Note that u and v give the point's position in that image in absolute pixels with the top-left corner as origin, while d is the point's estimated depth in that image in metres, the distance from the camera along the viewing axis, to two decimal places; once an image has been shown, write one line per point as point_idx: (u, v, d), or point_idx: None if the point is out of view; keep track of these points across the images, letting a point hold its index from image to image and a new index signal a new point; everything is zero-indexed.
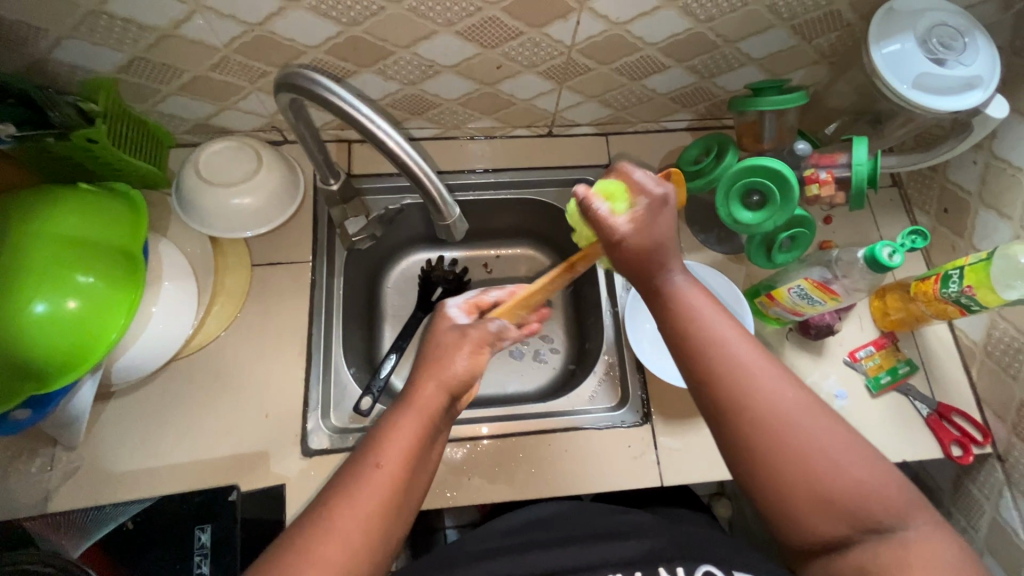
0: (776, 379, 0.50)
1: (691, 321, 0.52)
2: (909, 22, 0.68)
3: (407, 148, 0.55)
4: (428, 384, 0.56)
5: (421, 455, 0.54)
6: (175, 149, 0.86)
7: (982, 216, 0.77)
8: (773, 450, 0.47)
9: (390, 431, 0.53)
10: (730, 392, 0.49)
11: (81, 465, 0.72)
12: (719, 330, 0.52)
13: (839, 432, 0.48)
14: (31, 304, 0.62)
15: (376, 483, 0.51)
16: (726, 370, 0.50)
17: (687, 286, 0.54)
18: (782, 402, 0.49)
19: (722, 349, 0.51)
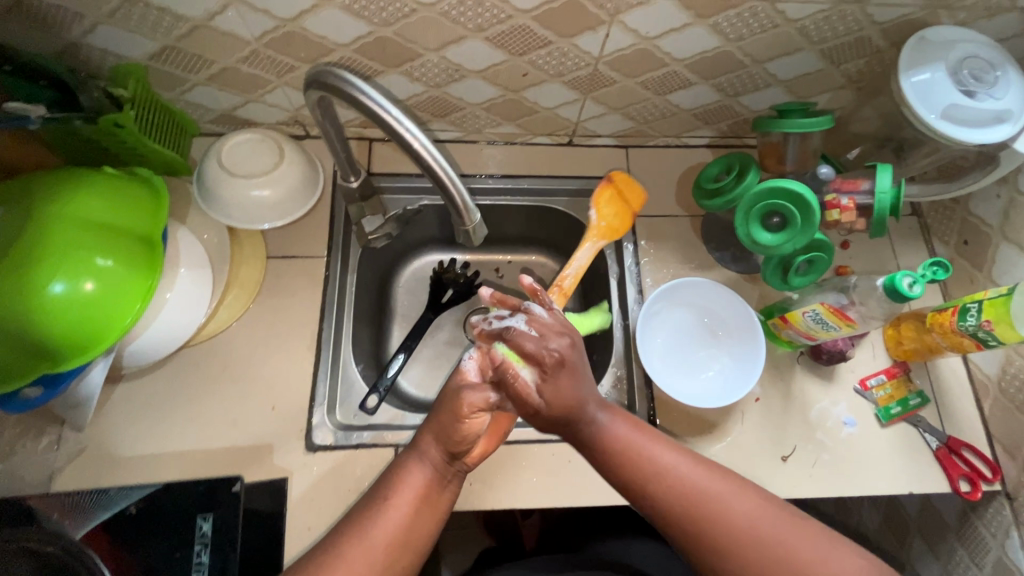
0: (726, 491, 0.57)
1: (637, 457, 0.59)
2: (943, 49, 0.67)
3: (432, 151, 0.55)
4: (428, 436, 0.60)
5: (428, 500, 0.59)
6: (199, 138, 0.87)
7: (1004, 250, 0.77)
8: (734, 559, 0.54)
9: (400, 475, 0.59)
10: (689, 518, 0.56)
11: (87, 446, 0.73)
12: (664, 460, 0.58)
13: (788, 522, 0.56)
14: (49, 284, 0.63)
15: (385, 520, 0.56)
16: (679, 501, 0.56)
17: (613, 423, 0.60)
18: (734, 512, 0.56)
19: (667, 479, 0.57)
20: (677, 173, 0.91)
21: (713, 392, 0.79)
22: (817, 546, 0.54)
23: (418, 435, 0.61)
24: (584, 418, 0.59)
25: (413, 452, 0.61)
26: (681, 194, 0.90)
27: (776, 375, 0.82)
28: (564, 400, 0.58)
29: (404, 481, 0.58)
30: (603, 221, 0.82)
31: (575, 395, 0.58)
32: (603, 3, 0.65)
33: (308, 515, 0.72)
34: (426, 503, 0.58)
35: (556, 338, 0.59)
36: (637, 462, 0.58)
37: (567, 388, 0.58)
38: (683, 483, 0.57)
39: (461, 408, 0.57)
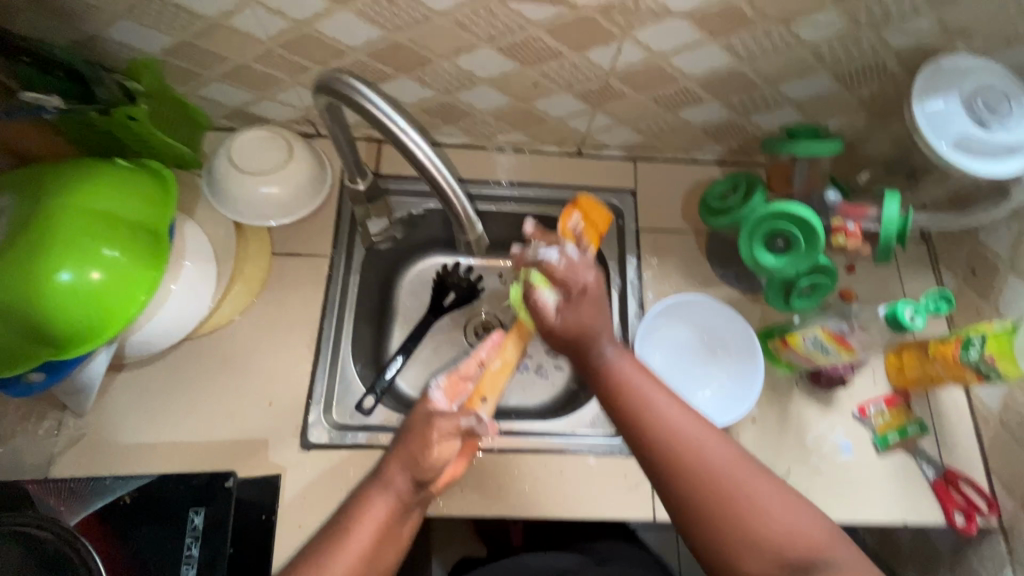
0: (708, 436, 0.57)
1: (627, 390, 0.60)
2: (957, 79, 0.66)
3: (435, 161, 0.56)
4: (395, 469, 0.61)
5: (392, 527, 0.61)
6: (211, 132, 0.88)
7: (1011, 283, 0.76)
8: (702, 497, 0.55)
9: (363, 506, 0.60)
10: (667, 450, 0.56)
11: (86, 433, 0.74)
12: (653, 395, 0.59)
13: (761, 481, 0.55)
14: (56, 272, 0.64)
15: (348, 551, 0.57)
16: (663, 438, 0.57)
17: (616, 357, 0.62)
18: (709, 454, 0.56)
19: (659, 413, 0.58)
20: (684, 188, 0.90)
21: (708, 411, 0.79)
22: (783, 506, 0.54)
23: (383, 464, 0.62)
24: (593, 346, 0.62)
25: (377, 478, 0.62)
26: (688, 210, 0.89)
27: (774, 397, 0.82)
28: (580, 323, 0.63)
29: (366, 512, 0.60)
30: (573, 238, 0.75)
31: (595, 320, 0.63)
32: (616, 18, 0.65)
33: (298, 513, 0.73)
34: (389, 530, 0.60)
35: (584, 271, 0.65)
36: (632, 394, 0.59)
37: (587, 312, 0.63)
38: (670, 424, 0.57)
39: (431, 435, 0.62)
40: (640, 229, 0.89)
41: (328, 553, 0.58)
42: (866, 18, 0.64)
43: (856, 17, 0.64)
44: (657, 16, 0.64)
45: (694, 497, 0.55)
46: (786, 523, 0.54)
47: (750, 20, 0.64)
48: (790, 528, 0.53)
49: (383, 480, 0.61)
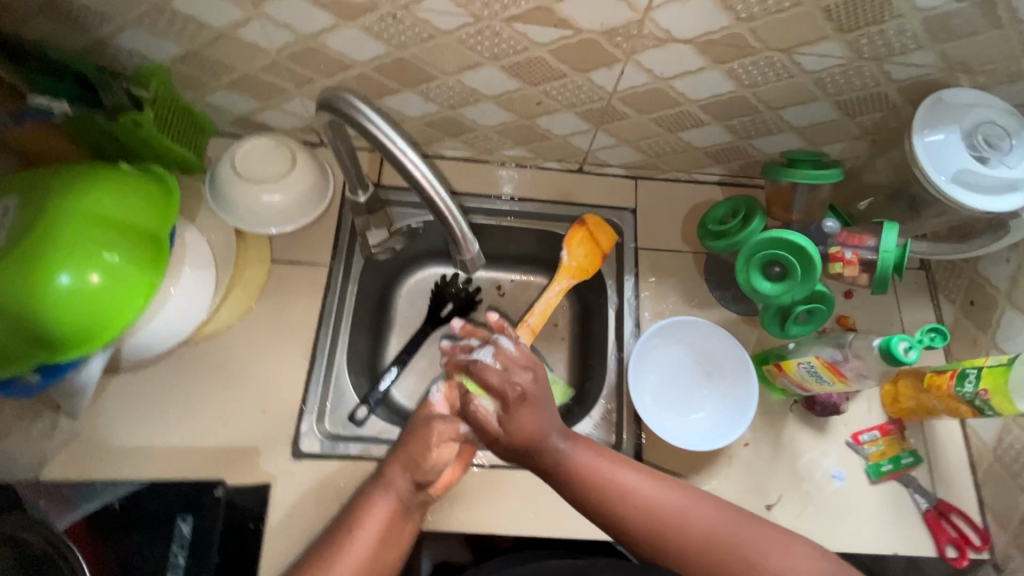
0: (683, 500, 0.62)
1: (597, 481, 0.62)
2: (959, 112, 0.66)
3: (433, 181, 0.56)
4: (396, 471, 0.64)
5: (391, 530, 0.62)
6: (215, 138, 0.89)
7: (1009, 316, 0.76)
8: (701, 558, 0.60)
9: (363, 507, 0.62)
10: (649, 529, 0.61)
11: (79, 434, 0.74)
12: (623, 481, 0.63)
13: (749, 526, 0.61)
14: (56, 275, 0.64)
15: (350, 549, 0.59)
16: (641, 516, 0.61)
17: (574, 451, 0.64)
18: (690, 520, 0.61)
19: (630, 498, 0.62)
20: (684, 209, 0.90)
21: (701, 434, 0.79)
22: (774, 549, 0.60)
23: (384, 468, 0.65)
24: (546, 447, 0.63)
25: (379, 483, 0.64)
26: (687, 230, 0.90)
27: (768, 422, 0.82)
28: (523, 435, 0.63)
29: (368, 515, 0.61)
30: (575, 261, 0.86)
31: (539, 426, 0.63)
32: (619, 42, 0.65)
33: (286, 522, 0.73)
34: (389, 533, 0.62)
35: (518, 373, 0.65)
36: (602, 484, 0.62)
37: (528, 421, 0.63)
38: (645, 497, 0.62)
39: (430, 435, 0.65)
40: (639, 248, 0.89)
41: (330, 556, 0.59)
42: (869, 49, 0.64)
43: (859, 48, 0.64)
44: (660, 41, 0.64)
45: (688, 558, 0.60)
46: (781, 561, 0.59)
47: (753, 49, 0.65)
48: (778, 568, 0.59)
49: (384, 483, 0.63)
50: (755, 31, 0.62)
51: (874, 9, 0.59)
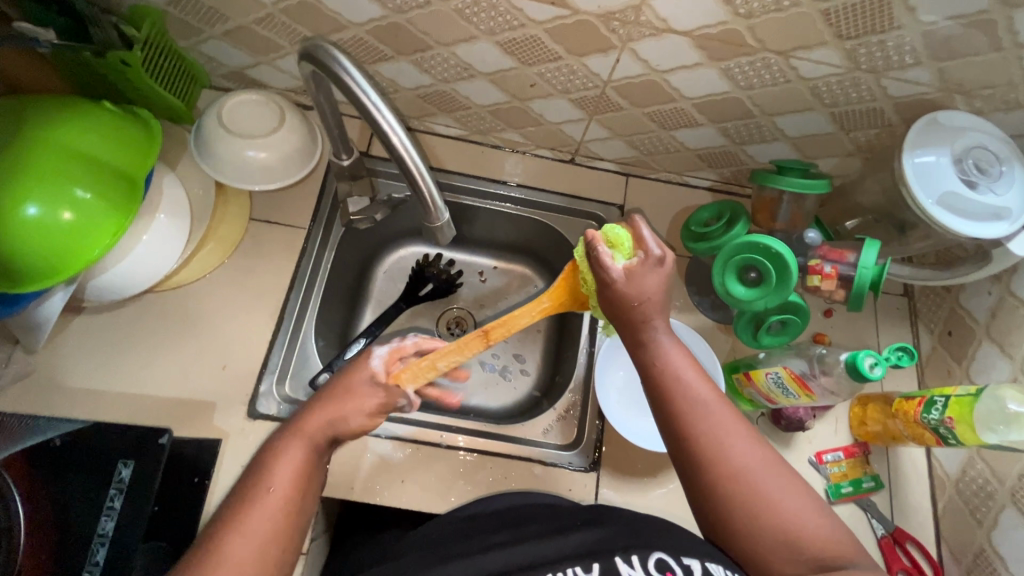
0: (732, 425, 0.54)
1: (669, 380, 0.56)
2: (952, 135, 0.65)
3: (408, 146, 0.55)
4: (316, 417, 0.54)
5: (311, 479, 0.52)
6: (208, 90, 0.88)
7: (985, 349, 0.75)
8: (731, 495, 0.52)
9: (274, 456, 0.52)
10: (699, 445, 0.53)
11: (34, 370, 0.73)
12: (696, 391, 0.56)
13: (794, 486, 0.52)
14: (24, 206, 0.63)
15: (262, 500, 0.49)
16: (692, 418, 0.54)
17: (670, 345, 0.58)
18: (740, 454, 0.53)
19: (690, 395, 0.55)
20: (672, 210, 0.90)
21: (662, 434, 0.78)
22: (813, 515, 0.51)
23: (296, 417, 0.55)
24: (643, 326, 0.58)
25: (292, 431, 0.54)
26: (672, 232, 0.89)
27: None
28: (641, 288, 0.57)
29: (278, 461, 0.51)
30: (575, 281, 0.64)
31: (655, 294, 0.58)
32: (616, 28, 0.64)
33: (233, 481, 0.72)
34: (309, 480, 0.52)
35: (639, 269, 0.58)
36: (672, 385, 0.56)
37: (653, 282, 0.58)
38: (708, 418, 0.54)
39: (344, 389, 0.56)
40: None
41: (243, 503, 0.49)
42: (867, 61, 0.63)
43: (857, 59, 0.63)
44: (657, 31, 0.63)
45: (721, 487, 0.52)
46: (813, 526, 0.51)
47: (750, 48, 0.64)
48: (793, 524, 0.51)
49: (295, 430, 0.54)
50: (753, 29, 0.61)
51: (874, 19, 0.58)
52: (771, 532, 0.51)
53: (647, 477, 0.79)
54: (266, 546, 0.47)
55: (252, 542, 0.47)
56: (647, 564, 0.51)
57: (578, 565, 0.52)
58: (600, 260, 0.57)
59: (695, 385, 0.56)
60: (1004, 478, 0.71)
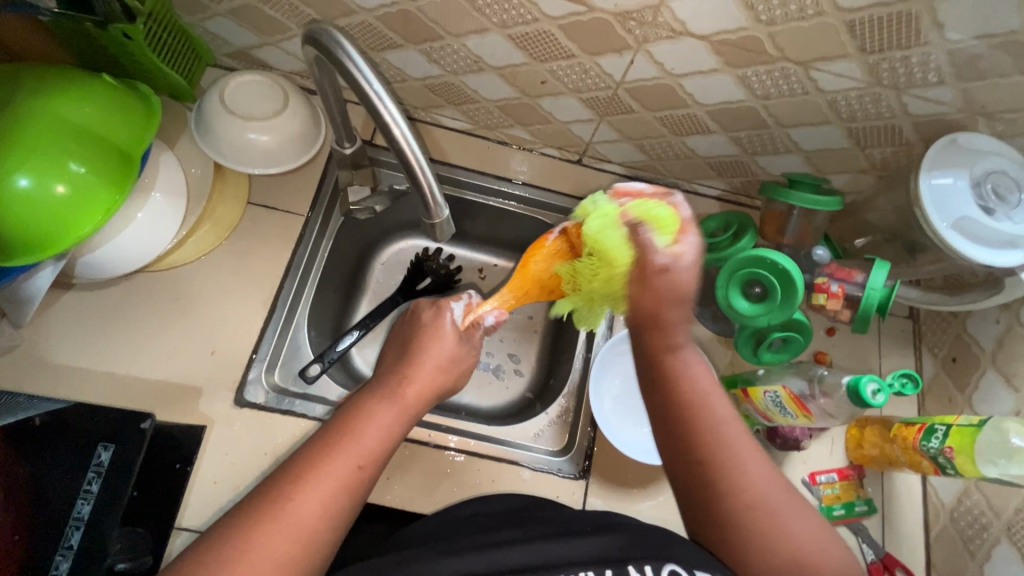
0: (749, 455, 0.53)
1: (688, 407, 0.54)
2: (971, 158, 0.64)
3: (408, 137, 0.52)
4: (411, 382, 0.59)
5: (394, 441, 0.55)
6: (212, 69, 0.87)
7: (989, 378, 0.74)
8: (748, 527, 0.51)
9: (362, 414, 0.55)
10: (718, 475, 0.52)
11: (19, 345, 0.72)
12: (718, 419, 0.54)
13: (804, 514, 0.52)
14: (14, 177, 0.61)
15: (351, 454, 0.51)
16: (712, 447, 0.53)
17: (692, 367, 0.56)
18: (755, 484, 0.52)
19: (709, 415, 0.54)
20: None
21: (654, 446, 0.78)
22: (824, 542, 0.52)
23: (386, 378, 0.59)
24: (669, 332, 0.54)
25: (384, 388, 0.58)
26: None
27: None
28: (683, 282, 0.53)
29: (371, 418, 0.54)
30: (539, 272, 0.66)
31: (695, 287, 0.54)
32: (632, 28, 0.62)
33: (216, 468, 0.71)
34: (394, 441, 0.55)
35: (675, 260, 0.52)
36: (693, 414, 0.54)
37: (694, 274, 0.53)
38: (728, 447, 0.53)
39: (428, 356, 0.62)
40: None
41: (333, 450, 0.51)
42: (888, 76, 0.61)
43: (879, 74, 0.61)
44: (674, 33, 0.61)
45: (739, 518, 0.51)
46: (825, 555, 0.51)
47: (770, 56, 0.62)
48: (807, 554, 0.50)
49: (391, 390, 0.58)
50: (774, 37, 0.59)
51: (899, 34, 0.56)
52: (782, 558, 0.50)
53: (636, 488, 0.78)
54: (344, 489, 0.49)
55: (329, 485, 0.49)
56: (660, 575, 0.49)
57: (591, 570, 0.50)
58: (646, 249, 0.52)
59: (717, 404, 0.54)
60: (1000, 511, 0.70)
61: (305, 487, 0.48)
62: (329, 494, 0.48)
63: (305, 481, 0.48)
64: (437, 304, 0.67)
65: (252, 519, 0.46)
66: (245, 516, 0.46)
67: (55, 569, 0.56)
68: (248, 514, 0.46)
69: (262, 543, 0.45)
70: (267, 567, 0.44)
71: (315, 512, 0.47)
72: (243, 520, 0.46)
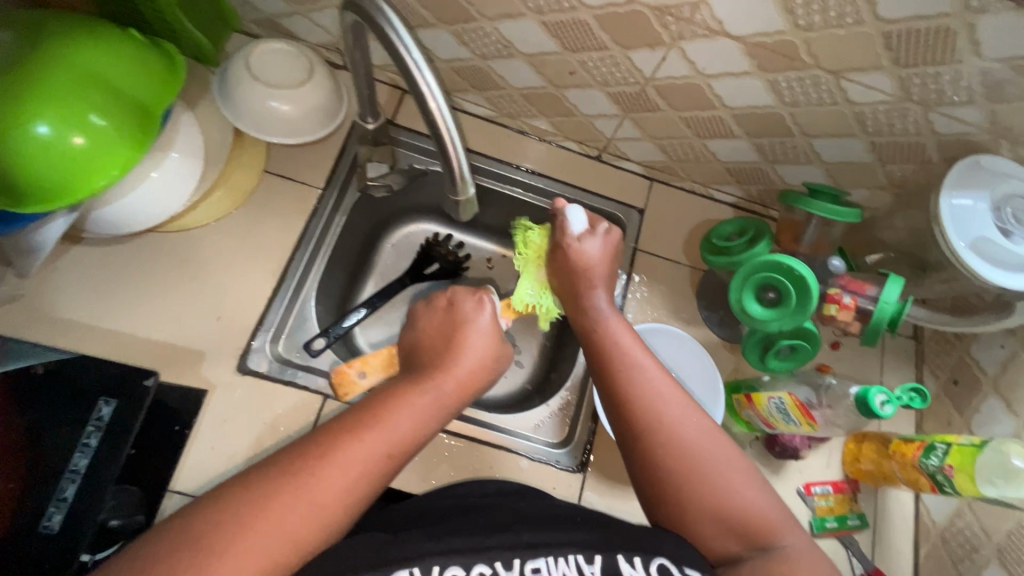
0: (681, 405, 0.56)
1: (611, 349, 0.61)
2: (993, 180, 0.64)
3: (444, 110, 0.51)
4: (448, 377, 0.57)
5: (425, 434, 0.53)
6: (238, 35, 0.87)
7: (989, 403, 0.75)
8: (668, 462, 0.53)
9: (399, 402, 0.53)
10: (641, 413, 0.55)
11: (23, 295, 0.71)
12: (634, 359, 0.59)
13: (737, 465, 0.53)
14: (33, 124, 0.60)
15: (379, 438, 0.50)
16: (631, 386, 0.57)
17: (607, 312, 0.65)
18: (683, 426, 0.55)
19: (632, 363, 0.59)
20: (692, 222, 0.88)
21: None
22: (752, 490, 0.52)
23: (424, 368, 0.58)
24: (586, 299, 0.66)
25: (421, 376, 0.57)
26: (689, 244, 0.87)
27: None
28: (591, 259, 0.67)
29: (403, 406, 0.53)
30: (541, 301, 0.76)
31: (602, 262, 0.68)
32: (668, 23, 0.62)
33: (214, 435, 0.70)
34: (427, 432, 0.54)
35: (591, 242, 0.68)
36: (611, 353, 0.60)
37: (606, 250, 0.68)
38: (646, 385, 0.57)
39: (468, 352, 0.60)
40: (637, 249, 0.86)
41: (362, 432, 0.49)
42: (918, 92, 0.61)
43: (910, 89, 0.61)
44: (709, 32, 0.61)
45: (660, 454, 0.54)
46: (750, 500, 0.52)
47: (803, 63, 0.62)
48: (724, 497, 0.51)
49: (427, 382, 0.56)
50: (810, 43, 0.59)
51: (934, 49, 0.56)
52: (697, 497, 0.52)
53: (632, 486, 0.78)
54: (369, 471, 0.48)
55: (355, 469, 0.48)
56: (650, 568, 0.47)
57: (580, 555, 0.47)
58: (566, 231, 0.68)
59: (637, 355, 0.60)
60: (993, 534, 0.71)
61: (331, 463, 0.47)
62: (351, 476, 0.47)
63: (334, 456, 0.47)
64: (478, 295, 0.66)
65: (267, 491, 0.44)
66: (263, 486, 0.45)
67: (46, 521, 0.55)
68: (263, 487, 0.45)
69: (282, 515, 0.44)
70: (279, 541, 0.43)
71: (336, 492, 0.46)
72: (263, 489, 0.45)
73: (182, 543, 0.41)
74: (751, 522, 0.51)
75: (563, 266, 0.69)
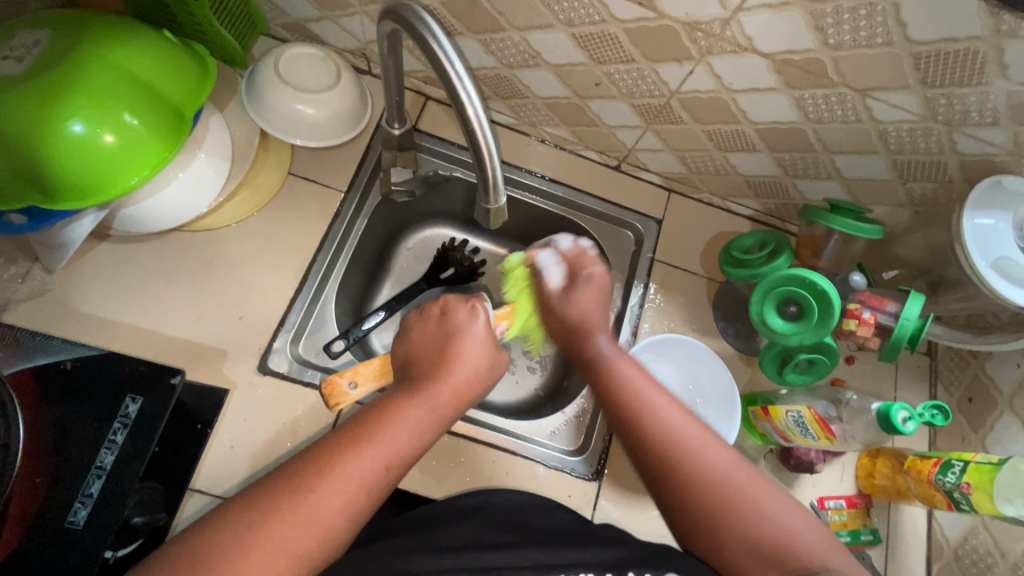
0: (703, 439, 0.55)
1: (622, 386, 0.59)
2: (1016, 201, 0.65)
3: (483, 121, 0.51)
4: (443, 389, 0.56)
5: (424, 444, 0.53)
6: (265, 38, 0.88)
7: (1004, 421, 0.75)
8: (701, 502, 0.53)
9: (395, 416, 0.52)
10: (665, 451, 0.54)
11: (49, 290, 0.72)
12: (648, 396, 0.58)
13: (770, 493, 0.54)
14: (69, 122, 0.60)
15: (375, 457, 0.49)
16: (649, 426, 0.56)
17: (614, 353, 0.62)
18: (709, 461, 0.54)
19: (642, 401, 0.57)
20: (709, 233, 0.89)
21: None
22: (785, 515, 0.53)
23: (418, 378, 0.57)
24: (589, 339, 0.64)
25: (414, 389, 0.55)
26: (707, 255, 0.88)
27: None
28: (577, 310, 0.66)
29: (397, 422, 0.52)
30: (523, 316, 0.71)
31: (592, 309, 0.66)
32: (697, 38, 0.63)
33: (235, 433, 0.71)
34: (423, 443, 0.53)
35: (572, 292, 0.67)
36: (624, 396, 0.58)
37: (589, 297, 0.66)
38: (666, 424, 0.56)
39: (464, 363, 0.59)
40: (655, 259, 0.87)
41: (356, 450, 0.49)
42: (943, 112, 0.62)
43: (935, 109, 0.62)
44: (738, 48, 0.62)
45: (690, 495, 0.53)
46: (787, 527, 0.52)
47: (829, 81, 0.63)
48: (759, 528, 0.52)
49: (419, 394, 0.55)
50: (838, 62, 0.60)
51: (961, 71, 0.57)
52: (734, 527, 0.52)
53: (646, 494, 0.78)
54: (365, 489, 0.48)
55: (349, 488, 0.47)
56: None
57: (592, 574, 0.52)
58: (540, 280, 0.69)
59: (647, 395, 0.57)
60: (1007, 552, 0.71)
61: (330, 481, 0.47)
62: (349, 493, 0.47)
63: (330, 478, 0.47)
64: (471, 304, 0.64)
65: (269, 506, 0.45)
66: (268, 497, 0.45)
67: (72, 516, 0.55)
68: (269, 501, 0.45)
69: (283, 531, 0.44)
70: (283, 557, 0.44)
71: (336, 508, 0.46)
72: (268, 505, 0.45)
73: (202, 553, 0.42)
74: (789, 546, 0.51)
75: (553, 320, 0.68)
